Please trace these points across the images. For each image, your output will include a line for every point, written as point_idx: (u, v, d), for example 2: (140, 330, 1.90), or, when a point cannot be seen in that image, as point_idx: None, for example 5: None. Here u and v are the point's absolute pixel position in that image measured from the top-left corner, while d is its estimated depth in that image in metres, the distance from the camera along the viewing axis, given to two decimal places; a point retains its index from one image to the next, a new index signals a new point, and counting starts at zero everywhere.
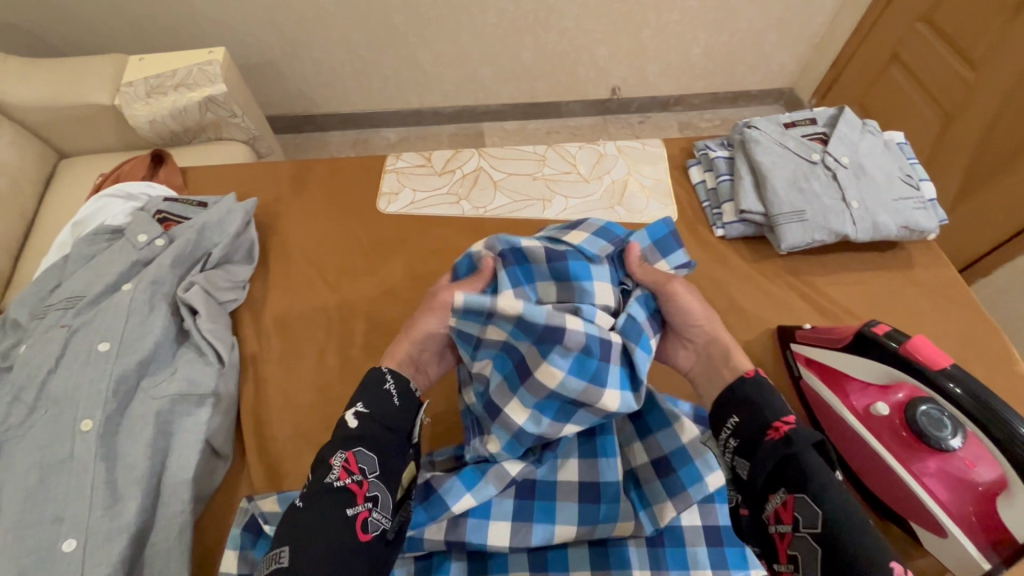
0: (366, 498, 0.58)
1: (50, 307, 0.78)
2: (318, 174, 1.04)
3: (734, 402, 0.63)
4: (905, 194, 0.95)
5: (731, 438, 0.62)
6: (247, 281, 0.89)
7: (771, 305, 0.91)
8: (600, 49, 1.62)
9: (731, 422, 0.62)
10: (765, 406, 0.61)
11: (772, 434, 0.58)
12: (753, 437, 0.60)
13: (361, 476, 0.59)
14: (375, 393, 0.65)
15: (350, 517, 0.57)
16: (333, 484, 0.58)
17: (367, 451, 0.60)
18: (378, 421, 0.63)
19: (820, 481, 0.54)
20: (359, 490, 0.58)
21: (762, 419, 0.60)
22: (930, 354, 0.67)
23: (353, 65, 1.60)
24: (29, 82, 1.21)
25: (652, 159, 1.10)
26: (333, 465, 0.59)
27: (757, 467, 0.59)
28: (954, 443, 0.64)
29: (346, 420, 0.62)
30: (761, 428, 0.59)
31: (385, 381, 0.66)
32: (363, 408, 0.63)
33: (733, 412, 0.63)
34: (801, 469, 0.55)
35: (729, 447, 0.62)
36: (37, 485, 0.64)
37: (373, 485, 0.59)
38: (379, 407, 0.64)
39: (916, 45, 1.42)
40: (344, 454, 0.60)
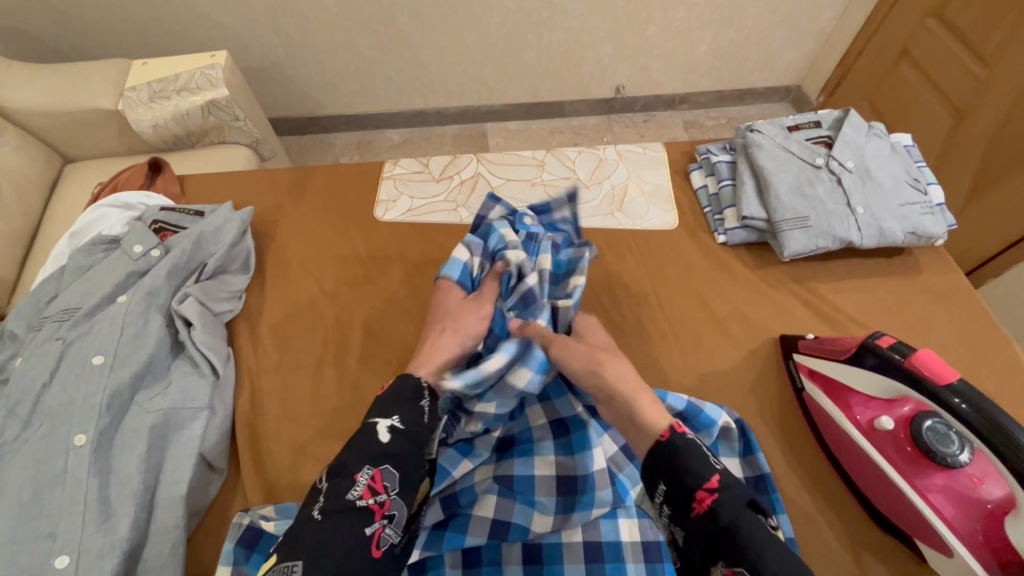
0: (385, 517, 0.57)
1: (46, 319, 0.78)
2: (316, 181, 1.03)
3: (659, 469, 0.59)
4: (912, 199, 0.93)
5: (664, 505, 0.59)
6: (243, 291, 0.89)
7: (774, 313, 0.89)
8: (604, 47, 1.60)
9: (660, 490, 0.59)
10: (690, 469, 0.57)
11: (696, 508, 0.55)
12: (682, 506, 0.56)
13: (384, 496, 0.58)
14: (410, 410, 0.64)
15: (368, 535, 0.55)
16: (354, 503, 0.56)
17: (392, 469, 0.60)
18: (408, 438, 0.63)
19: (755, 552, 0.49)
20: (378, 509, 0.57)
21: (684, 488, 0.56)
22: (935, 368, 0.65)
23: (356, 66, 1.59)
24: (31, 88, 1.22)
25: (654, 163, 1.08)
26: (359, 481, 0.57)
27: (688, 538, 0.55)
28: (962, 459, 0.63)
29: (376, 433, 0.61)
30: (688, 497, 0.56)
31: (421, 398, 0.67)
32: (397, 424, 0.63)
33: (660, 479, 0.59)
34: (733, 537, 0.51)
35: (664, 513, 0.59)
36: (30, 500, 0.64)
37: (394, 503, 0.59)
38: (412, 424, 0.64)
39: (927, 41, 1.39)
40: (371, 471, 0.58)
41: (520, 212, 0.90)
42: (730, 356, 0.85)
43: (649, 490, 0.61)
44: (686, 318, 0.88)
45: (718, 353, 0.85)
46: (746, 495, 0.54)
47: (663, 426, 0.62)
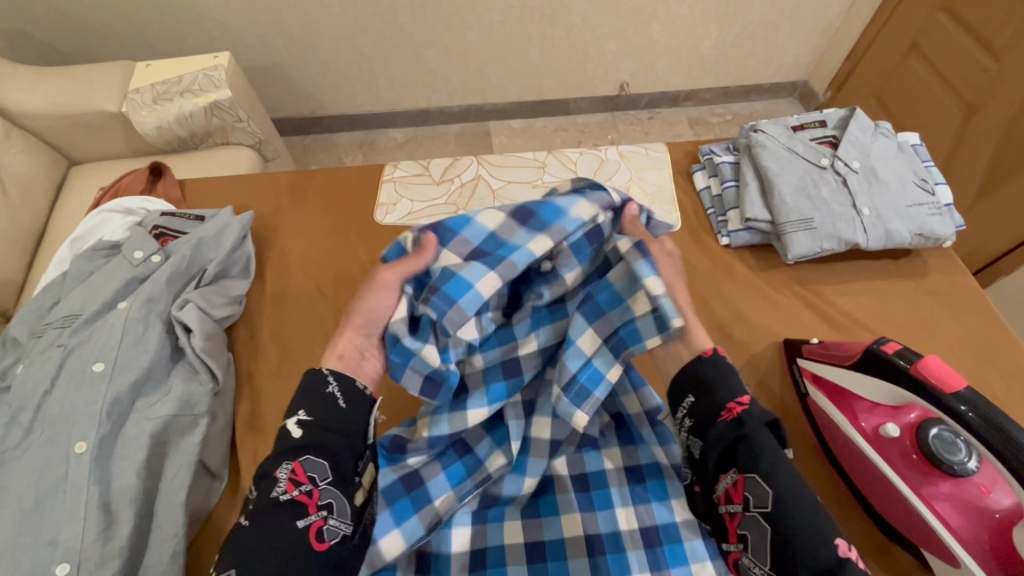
0: (319, 507, 0.55)
1: (48, 325, 0.79)
2: (317, 184, 1.03)
3: (691, 382, 0.60)
4: (921, 199, 0.91)
5: (687, 418, 0.60)
6: (243, 296, 0.88)
7: (778, 316, 0.88)
8: (608, 44, 1.58)
9: (687, 403, 0.60)
10: (722, 383, 0.58)
11: (724, 416, 0.56)
12: (707, 416, 0.58)
13: (311, 485, 0.55)
14: (320, 398, 0.59)
15: (302, 529, 0.53)
16: (278, 499, 0.54)
17: (314, 458, 0.57)
18: (325, 426, 0.59)
19: (771, 461, 0.53)
20: (309, 500, 0.55)
21: (715, 401, 0.57)
22: (942, 376, 0.64)
23: (359, 66, 1.59)
24: (36, 91, 1.22)
25: (656, 164, 1.07)
26: (279, 479, 0.55)
27: (708, 448, 0.57)
28: (969, 468, 0.61)
29: (289, 431, 0.58)
30: (715, 408, 0.57)
31: (327, 384, 0.61)
32: (305, 417, 0.58)
33: (689, 392, 0.60)
34: (753, 449, 0.54)
35: (684, 426, 0.60)
36: (32, 507, 0.64)
37: (326, 492, 0.55)
38: (324, 413, 0.59)
39: (936, 35, 1.37)
40: (290, 465, 0.56)
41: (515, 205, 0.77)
42: (733, 360, 0.83)
43: (672, 407, 0.62)
44: None
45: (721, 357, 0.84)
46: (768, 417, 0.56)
47: (704, 344, 0.63)
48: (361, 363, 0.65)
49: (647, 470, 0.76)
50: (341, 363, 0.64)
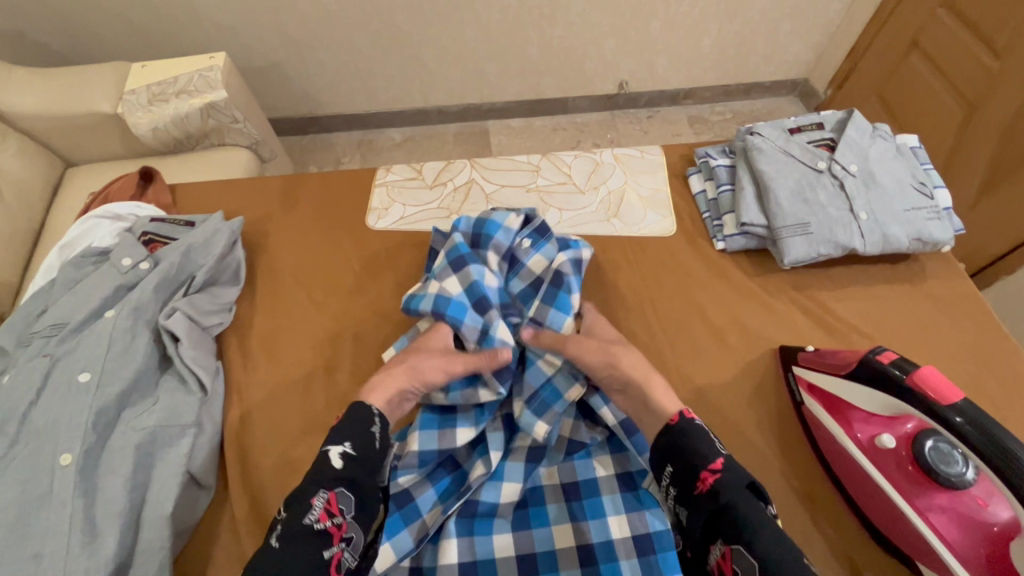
0: (342, 539, 0.58)
1: (35, 334, 0.78)
2: (309, 188, 1.02)
3: (670, 450, 0.64)
4: (919, 203, 0.90)
5: (671, 486, 0.63)
6: (233, 304, 0.88)
7: (774, 322, 0.87)
8: (607, 43, 1.57)
9: (668, 471, 0.63)
10: (699, 449, 0.62)
11: (699, 486, 0.59)
12: (688, 483, 0.61)
13: (341, 518, 0.58)
14: (362, 436, 0.64)
15: (326, 559, 0.55)
16: (313, 527, 0.56)
17: (347, 492, 0.60)
18: (362, 463, 0.63)
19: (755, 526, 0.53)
20: (337, 531, 0.57)
21: (692, 467, 0.61)
22: (938, 387, 0.63)
23: (356, 66, 1.57)
24: (30, 93, 1.21)
25: (651, 168, 1.06)
26: (315, 505, 0.57)
27: (693, 516, 0.59)
28: (966, 481, 0.60)
29: (330, 459, 0.61)
30: (693, 477, 0.60)
31: (371, 424, 0.66)
32: (350, 450, 0.63)
33: (668, 461, 0.64)
34: (736, 517, 0.55)
35: (670, 494, 0.63)
36: (17, 520, 0.63)
37: (350, 526, 0.59)
38: (364, 448, 0.64)
39: (937, 34, 1.35)
40: (326, 494, 0.58)
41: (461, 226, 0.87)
42: (728, 368, 0.82)
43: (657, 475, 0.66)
44: (682, 329, 0.86)
45: (716, 364, 0.83)
46: (747, 480, 0.59)
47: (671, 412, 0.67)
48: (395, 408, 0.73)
49: (637, 479, 0.75)
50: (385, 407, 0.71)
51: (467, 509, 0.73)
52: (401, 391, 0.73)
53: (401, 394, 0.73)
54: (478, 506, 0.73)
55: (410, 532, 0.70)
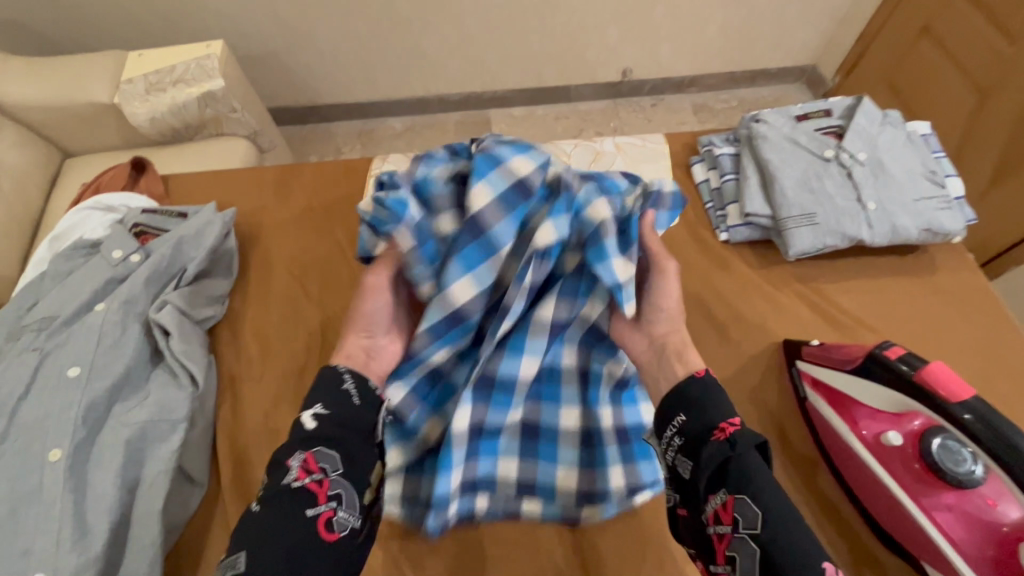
0: (329, 497, 0.55)
1: (24, 327, 0.77)
2: (304, 179, 1.00)
3: (682, 402, 0.62)
4: (930, 193, 0.87)
5: (676, 437, 0.60)
6: (226, 296, 0.86)
7: (778, 316, 0.84)
8: (610, 30, 1.53)
9: (677, 422, 0.61)
10: (711, 407, 0.60)
11: (716, 435, 0.57)
12: (698, 435, 0.59)
13: (322, 475, 0.56)
14: (334, 396, 0.62)
15: (311, 517, 0.54)
16: (291, 486, 0.55)
17: (327, 450, 0.58)
18: (338, 423, 0.60)
19: (760, 484, 0.54)
20: (319, 489, 0.55)
21: (706, 421, 0.59)
22: (946, 383, 0.61)
23: (354, 54, 1.54)
24: (24, 82, 1.19)
25: (654, 157, 1.03)
26: (291, 466, 0.56)
27: (699, 468, 0.57)
28: (974, 480, 0.59)
29: (303, 421, 0.59)
30: (706, 429, 0.58)
31: (342, 381, 0.64)
32: (322, 410, 0.60)
33: (680, 411, 0.61)
34: (743, 470, 0.55)
35: (673, 445, 0.61)
36: (6, 517, 0.63)
37: (336, 483, 0.56)
38: (340, 408, 0.61)
39: (950, 18, 1.31)
40: (303, 454, 0.57)
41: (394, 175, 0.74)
42: (730, 363, 0.80)
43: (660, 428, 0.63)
44: (683, 323, 0.84)
45: (718, 359, 0.81)
46: (758, 438, 0.58)
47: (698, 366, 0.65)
48: (369, 361, 0.69)
49: (635, 433, 0.72)
50: (350, 363, 0.68)
51: (486, 382, 0.70)
52: (359, 344, 0.70)
53: (360, 347, 0.70)
54: (496, 377, 0.70)
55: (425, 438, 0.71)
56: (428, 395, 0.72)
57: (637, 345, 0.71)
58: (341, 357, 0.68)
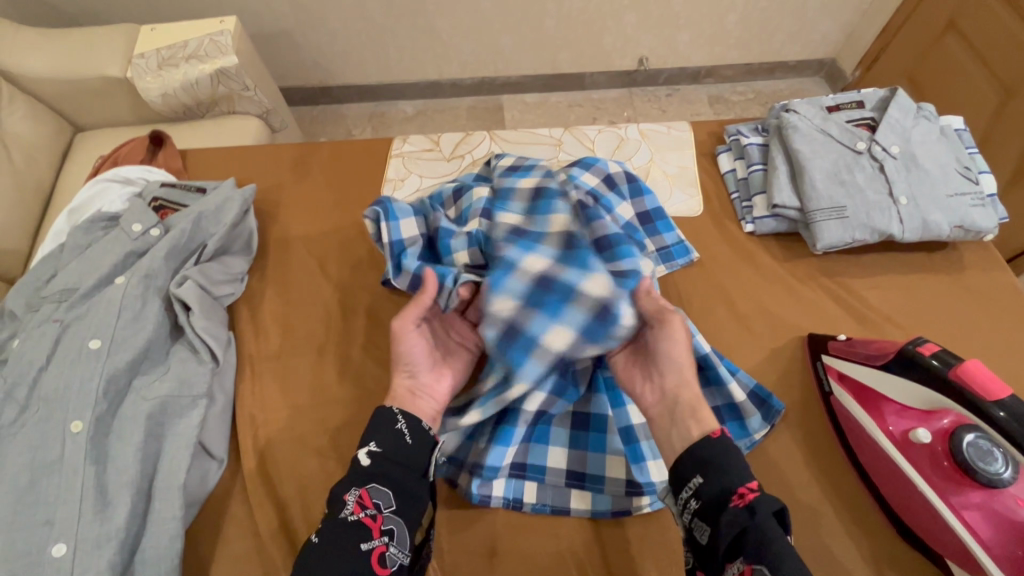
0: (382, 533, 0.57)
1: (43, 299, 0.76)
2: (323, 158, 0.99)
3: (697, 461, 0.58)
4: (963, 188, 0.85)
5: (692, 499, 0.57)
6: (244, 274, 0.86)
7: (803, 310, 0.83)
8: (627, 17, 1.50)
9: (694, 483, 0.57)
10: (732, 467, 0.56)
11: (735, 500, 0.54)
12: (716, 498, 0.55)
13: (375, 511, 0.58)
14: (387, 434, 0.62)
15: (365, 552, 0.55)
16: (347, 520, 0.57)
17: (380, 487, 0.59)
18: (392, 460, 0.61)
19: (780, 551, 0.49)
20: (374, 524, 0.57)
21: (724, 483, 0.55)
22: (981, 381, 0.60)
23: (367, 35, 1.52)
24: (37, 54, 1.17)
25: (678, 145, 1.01)
26: (347, 501, 0.58)
27: (717, 534, 0.54)
28: (1005, 479, 0.58)
29: (358, 458, 0.61)
30: (725, 492, 0.55)
31: (396, 421, 0.63)
32: (376, 448, 0.61)
33: (697, 471, 0.58)
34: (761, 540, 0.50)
35: (689, 507, 0.57)
36: (28, 487, 0.63)
37: (388, 519, 0.58)
38: (392, 446, 0.61)
39: (978, 13, 1.27)
40: (358, 490, 0.58)
41: (428, 211, 0.83)
42: (753, 356, 0.80)
43: (675, 488, 0.59)
44: (707, 315, 0.83)
45: (741, 352, 0.80)
46: (779, 507, 0.53)
47: (713, 426, 0.61)
48: (415, 399, 0.68)
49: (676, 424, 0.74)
50: (399, 403, 0.66)
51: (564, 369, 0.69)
52: (401, 385, 0.68)
53: (403, 389, 0.68)
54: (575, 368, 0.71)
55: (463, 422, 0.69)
56: (489, 392, 0.69)
57: (646, 398, 0.67)
58: (388, 402, 0.67)
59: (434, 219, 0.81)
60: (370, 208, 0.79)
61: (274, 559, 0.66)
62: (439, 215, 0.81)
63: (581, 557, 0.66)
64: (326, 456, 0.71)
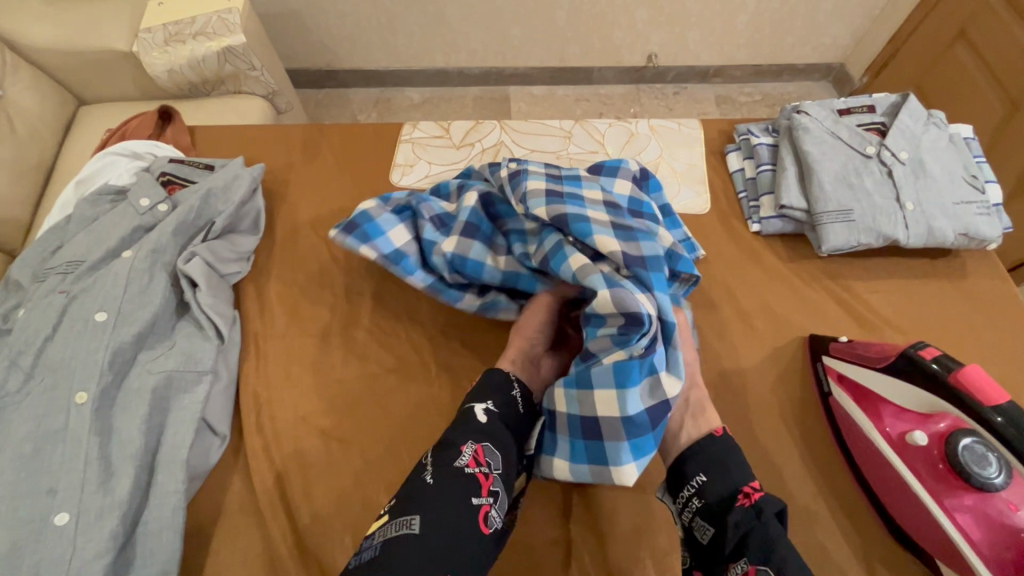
0: (490, 492, 0.57)
1: (50, 270, 0.76)
2: (333, 141, 0.99)
3: (703, 462, 0.64)
4: (969, 197, 0.86)
5: (695, 498, 0.62)
6: (251, 252, 0.86)
7: (804, 311, 0.84)
8: (638, 12, 1.49)
9: (698, 481, 0.63)
10: (734, 470, 0.62)
11: (741, 501, 0.59)
12: (723, 499, 0.60)
13: (488, 469, 0.59)
14: (503, 398, 0.66)
15: (475, 505, 0.56)
16: (462, 470, 0.57)
17: (492, 447, 0.61)
18: (502, 423, 0.64)
19: (785, 552, 0.55)
20: (485, 481, 0.58)
21: (730, 485, 0.61)
22: (980, 386, 0.62)
23: (376, 19, 1.50)
24: (43, 23, 1.16)
25: (688, 142, 1.02)
26: (463, 452, 0.59)
27: (722, 532, 0.59)
28: (997, 483, 0.58)
29: (475, 415, 0.63)
30: (731, 493, 0.60)
31: (511, 387, 0.68)
32: (492, 408, 0.64)
33: (700, 471, 0.63)
34: (767, 539, 0.56)
35: (690, 506, 0.62)
36: (31, 456, 0.63)
37: (497, 480, 0.59)
38: (506, 411, 0.65)
39: (988, 23, 1.27)
40: (474, 444, 0.60)
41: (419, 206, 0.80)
42: (754, 354, 0.80)
43: (674, 487, 0.65)
44: (712, 313, 0.84)
45: (743, 349, 0.81)
46: (781, 507, 0.59)
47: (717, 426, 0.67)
48: (530, 369, 0.73)
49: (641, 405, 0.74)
50: (516, 368, 0.71)
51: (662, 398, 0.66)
52: (521, 350, 0.72)
53: (522, 354, 0.72)
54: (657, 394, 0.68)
55: (618, 474, 0.65)
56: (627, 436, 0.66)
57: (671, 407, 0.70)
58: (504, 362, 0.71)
59: (422, 223, 0.79)
60: (343, 234, 0.76)
61: (274, 537, 0.66)
62: (427, 221, 0.79)
63: (581, 549, 0.66)
64: (329, 437, 0.72)
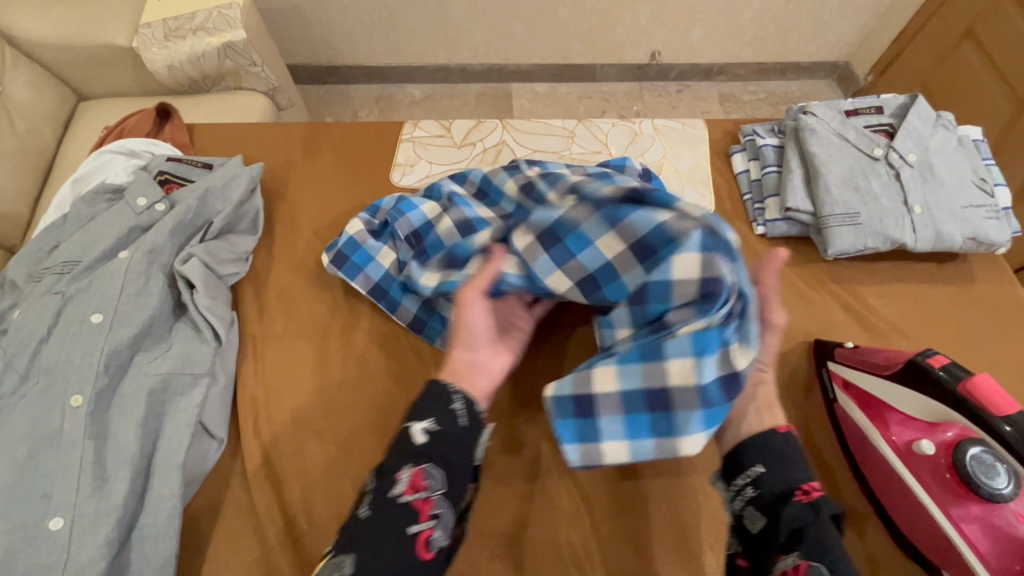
0: (431, 516, 0.51)
1: (46, 270, 0.76)
2: (333, 139, 0.98)
3: (758, 451, 0.58)
4: (978, 201, 0.84)
5: (749, 487, 0.56)
6: (250, 253, 0.85)
7: (810, 316, 0.83)
8: (642, 8, 1.47)
9: (754, 471, 0.56)
10: (796, 463, 0.56)
11: (800, 495, 0.54)
12: (781, 491, 0.54)
13: (427, 493, 0.52)
14: (444, 411, 0.56)
15: (411, 535, 0.50)
16: (397, 499, 0.51)
17: (433, 468, 0.53)
18: (446, 438, 0.55)
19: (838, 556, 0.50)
20: (422, 507, 0.51)
21: (789, 478, 0.55)
22: (990, 396, 0.61)
23: (377, 15, 1.49)
24: (42, 18, 1.15)
25: (692, 142, 1.00)
26: (398, 479, 0.52)
27: (776, 524, 0.53)
28: (1005, 494, 0.58)
29: (412, 435, 0.55)
30: (790, 486, 0.54)
31: (452, 398, 0.57)
32: (432, 425, 0.55)
33: (759, 461, 0.57)
34: (822, 540, 0.51)
35: (743, 494, 0.56)
36: (26, 460, 0.63)
37: (438, 503, 0.52)
38: (448, 426, 0.56)
39: (997, 22, 1.25)
40: (410, 468, 0.52)
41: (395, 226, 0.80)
42: None
43: (727, 473, 0.59)
44: None
45: None
46: (838, 511, 0.54)
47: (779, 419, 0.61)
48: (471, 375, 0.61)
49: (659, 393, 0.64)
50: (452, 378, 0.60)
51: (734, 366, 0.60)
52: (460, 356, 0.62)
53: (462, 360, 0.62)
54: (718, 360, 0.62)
55: (685, 446, 0.59)
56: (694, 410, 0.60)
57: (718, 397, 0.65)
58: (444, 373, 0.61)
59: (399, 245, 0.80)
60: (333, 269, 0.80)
61: (271, 543, 0.65)
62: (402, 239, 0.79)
63: (583, 556, 0.66)
64: (327, 441, 0.71)
